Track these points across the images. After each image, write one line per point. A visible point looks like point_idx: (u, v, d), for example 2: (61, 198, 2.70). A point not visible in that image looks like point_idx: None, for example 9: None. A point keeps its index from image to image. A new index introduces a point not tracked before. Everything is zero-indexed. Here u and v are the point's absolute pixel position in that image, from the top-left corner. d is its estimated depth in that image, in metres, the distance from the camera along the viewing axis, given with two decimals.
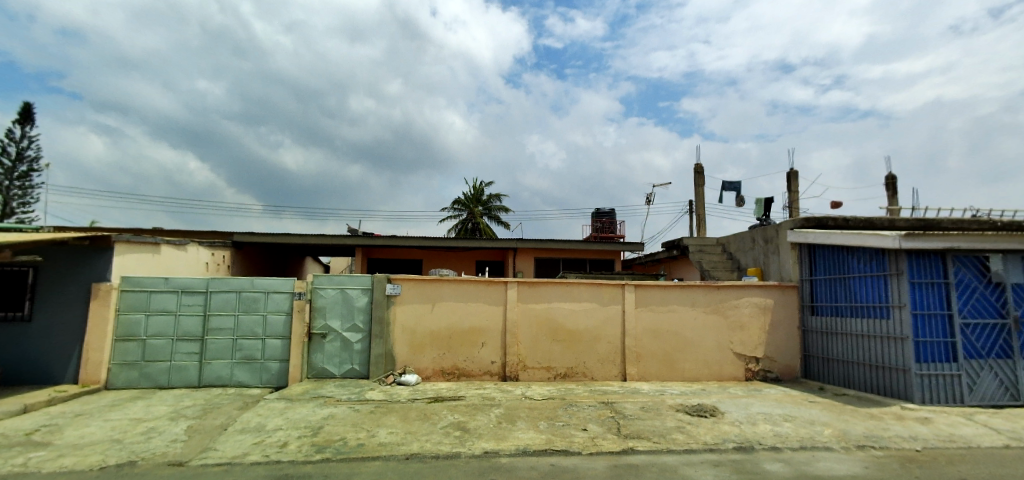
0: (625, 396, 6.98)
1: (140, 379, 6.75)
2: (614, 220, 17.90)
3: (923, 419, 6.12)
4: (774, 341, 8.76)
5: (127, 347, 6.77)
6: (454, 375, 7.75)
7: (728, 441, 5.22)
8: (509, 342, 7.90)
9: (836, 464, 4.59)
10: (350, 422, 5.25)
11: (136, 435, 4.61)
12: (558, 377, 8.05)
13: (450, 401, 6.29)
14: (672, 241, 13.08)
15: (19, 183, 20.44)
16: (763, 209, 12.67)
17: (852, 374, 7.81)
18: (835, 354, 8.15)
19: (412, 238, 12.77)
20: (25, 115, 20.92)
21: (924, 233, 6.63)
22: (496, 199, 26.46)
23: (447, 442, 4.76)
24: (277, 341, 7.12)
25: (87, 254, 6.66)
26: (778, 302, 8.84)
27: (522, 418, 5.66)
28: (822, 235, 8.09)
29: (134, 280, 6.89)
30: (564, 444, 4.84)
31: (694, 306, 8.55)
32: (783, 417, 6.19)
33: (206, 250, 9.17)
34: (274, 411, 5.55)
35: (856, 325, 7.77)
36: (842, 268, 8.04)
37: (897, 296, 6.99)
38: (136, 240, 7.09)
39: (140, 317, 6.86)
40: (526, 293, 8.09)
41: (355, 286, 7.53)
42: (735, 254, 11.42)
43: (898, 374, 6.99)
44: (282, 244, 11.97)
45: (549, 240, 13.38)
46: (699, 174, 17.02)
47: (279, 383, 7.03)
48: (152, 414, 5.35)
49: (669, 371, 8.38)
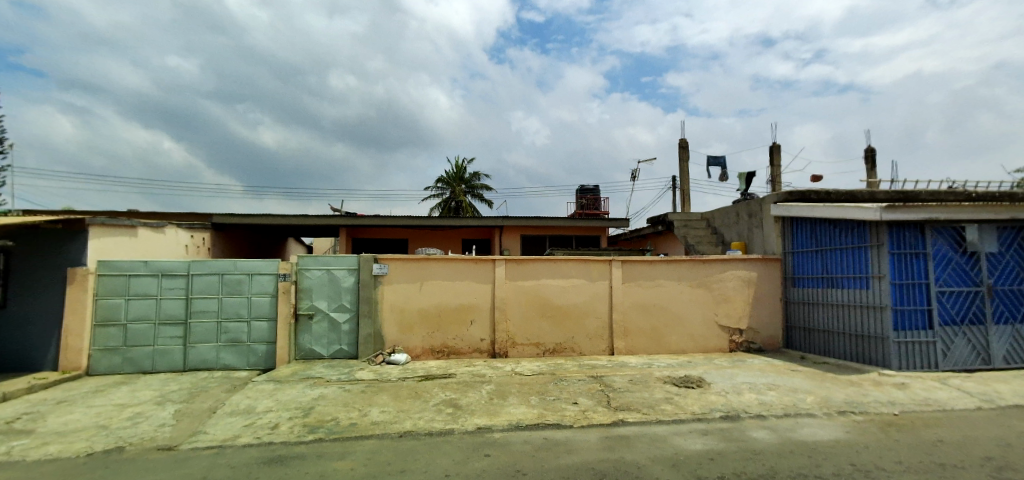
0: (613, 370, 7.08)
1: (123, 364, 6.54)
2: (599, 197, 17.90)
3: (900, 384, 6.36)
4: (758, 313, 8.96)
5: (107, 332, 6.52)
6: (444, 353, 7.75)
7: (715, 410, 5.37)
8: (498, 319, 7.91)
9: (819, 429, 4.76)
10: (342, 402, 5.22)
11: (122, 420, 4.52)
12: (547, 353, 8.12)
13: (441, 379, 6.30)
14: (658, 217, 13.11)
15: None
16: (745, 184, 12.77)
17: (833, 343, 8.06)
18: (816, 324, 8.38)
19: (398, 217, 12.59)
20: None
21: (904, 205, 6.74)
22: (479, 178, 26.17)
23: (440, 419, 4.78)
24: (264, 323, 7.00)
25: (59, 239, 6.31)
26: (762, 275, 9.01)
27: (514, 393, 5.71)
28: (806, 208, 8.19)
29: (112, 263, 6.60)
30: (555, 418, 4.91)
31: (681, 281, 8.65)
32: (767, 386, 6.36)
33: (185, 232, 8.86)
34: (264, 392, 5.50)
35: (836, 296, 7.98)
36: (824, 240, 8.18)
37: (877, 267, 7.16)
38: (112, 223, 6.74)
39: (120, 301, 6.60)
40: (515, 270, 8.07)
41: (342, 267, 7.41)
42: (720, 229, 11.57)
43: (876, 343, 7.24)
44: (263, 225, 11.67)
45: (536, 218, 13.31)
46: (684, 149, 16.98)
47: (267, 365, 6.93)
48: (137, 399, 5.24)
49: (656, 344, 8.52)
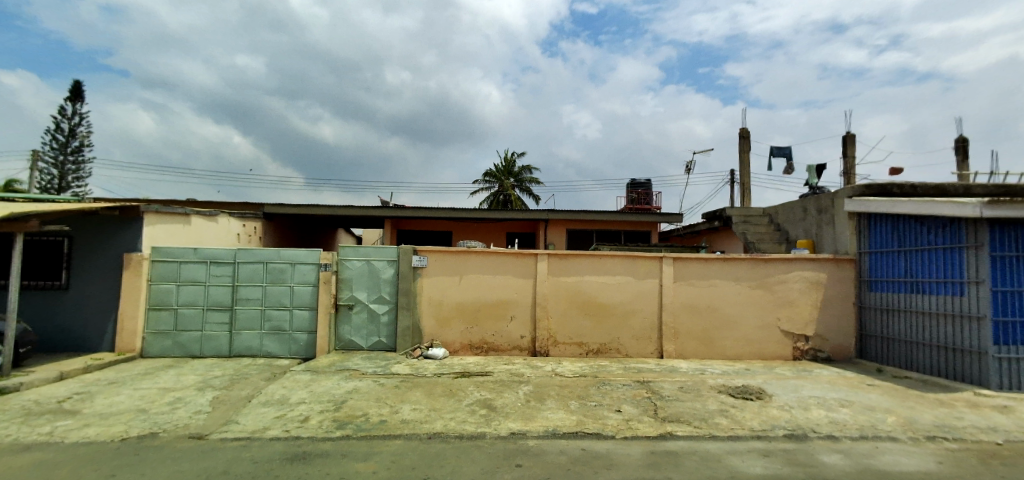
0: (661, 375, 6.55)
1: (174, 348, 6.81)
2: (649, 191, 17.04)
3: (1004, 407, 5.41)
4: (827, 318, 8.06)
5: (160, 316, 6.81)
6: (482, 349, 7.53)
7: (777, 427, 4.76)
8: (539, 316, 7.58)
9: (905, 458, 4.07)
10: (374, 396, 5.10)
11: (162, 405, 4.62)
12: (590, 353, 7.71)
13: (477, 377, 6.07)
14: (713, 212, 12.20)
15: (74, 158, 21.56)
16: (814, 178, 11.60)
17: (916, 356, 7.08)
18: (896, 333, 7.40)
19: (441, 209, 12.52)
20: (75, 93, 21.75)
21: (1012, 200, 5.70)
22: (525, 171, 25.82)
23: (471, 421, 4.52)
24: (304, 312, 7.06)
25: (117, 225, 6.63)
26: (832, 277, 8.09)
27: (552, 396, 5.36)
28: (886, 203, 7.22)
29: (164, 250, 6.86)
30: (595, 426, 4.51)
31: (738, 281, 7.93)
32: (839, 402, 5.61)
33: (237, 222, 9.17)
34: (300, 383, 5.48)
35: (921, 302, 6.98)
36: (908, 238, 7.17)
37: (975, 271, 6.15)
38: (165, 210, 7.00)
39: (172, 287, 6.87)
40: (557, 265, 7.70)
41: (381, 258, 7.34)
42: (784, 225, 10.56)
43: (971, 357, 6.25)
44: (312, 216, 11.96)
45: (581, 211, 12.81)
46: (744, 139, 15.73)
47: (307, 354, 7.00)
48: (181, 384, 5.38)
49: (709, 349, 7.87)
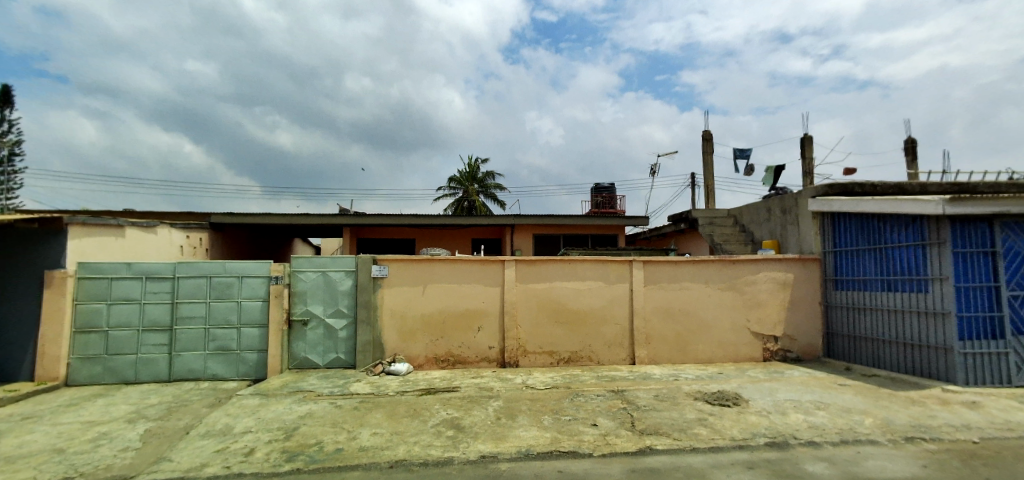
0: (636, 383, 6.34)
1: (104, 374, 6.11)
2: (615, 195, 17.09)
3: (971, 403, 5.48)
4: (795, 318, 8.10)
5: (87, 339, 6.10)
6: (448, 362, 7.15)
7: (758, 435, 4.60)
8: (508, 325, 7.27)
9: (889, 462, 3.96)
10: (329, 421, 4.64)
11: (82, 442, 4.01)
12: (561, 363, 7.44)
13: (443, 393, 5.68)
14: (680, 215, 12.26)
15: (1, 168, 19.79)
16: (773, 179, 11.84)
17: (883, 353, 7.17)
18: (862, 331, 7.50)
19: (404, 216, 12.06)
20: (4, 98, 20.02)
21: (971, 197, 5.84)
22: (491, 177, 25.59)
23: (437, 444, 4.15)
24: (254, 330, 6.50)
25: (36, 239, 5.90)
26: (799, 277, 8.15)
27: (524, 412, 5.05)
28: (850, 202, 7.32)
29: (93, 265, 6.17)
30: (571, 444, 4.22)
31: (708, 283, 7.87)
32: (815, 405, 5.54)
33: (180, 232, 8.48)
34: (246, 409, 4.95)
35: (886, 300, 7.09)
36: (872, 237, 7.27)
37: (938, 268, 6.26)
38: (95, 222, 6.31)
39: (102, 306, 6.17)
40: (526, 272, 7.42)
41: (338, 269, 6.87)
42: (749, 227, 10.68)
43: (937, 353, 6.36)
44: (264, 225, 11.27)
45: (549, 216, 12.62)
46: (707, 141, 16.00)
47: (258, 375, 6.44)
48: (109, 416, 4.75)
49: (682, 353, 7.76)
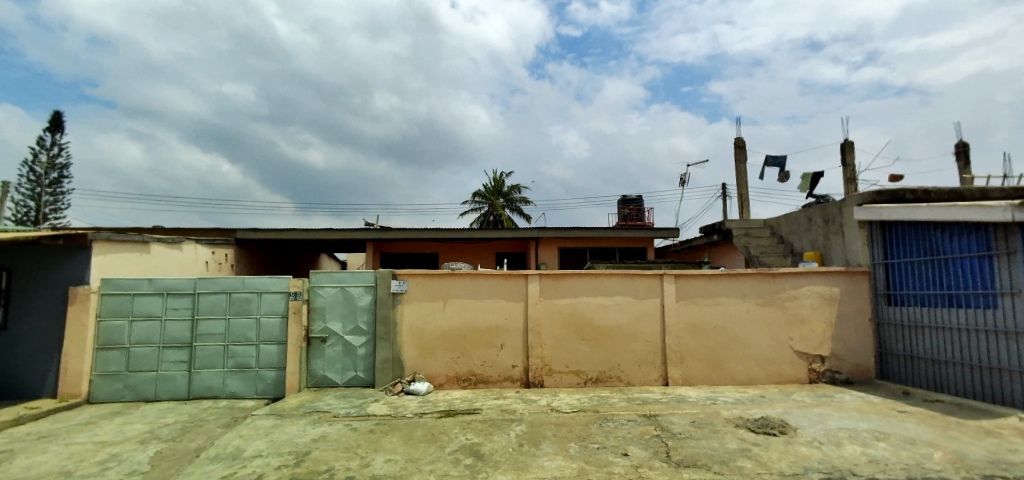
0: (670, 407, 5.89)
1: (124, 391, 6.11)
2: (642, 207, 16.62)
3: None
4: (843, 336, 7.47)
5: (109, 356, 6.13)
6: (470, 381, 6.86)
7: (810, 470, 4.11)
8: (531, 343, 6.95)
9: None
10: (343, 445, 4.41)
11: (91, 465, 3.90)
12: (589, 383, 7.05)
13: (463, 416, 5.39)
14: (711, 226, 11.72)
15: (52, 189, 20.98)
16: (809, 187, 11.21)
17: (946, 375, 6.48)
18: (921, 350, 6.82)
19: (426, 230, 11.96)
20: (55, 123, 21.30)
21: None
22: (515, 191, 25.49)
23: (454, 474, 3.85)
24: (272, 347, 6.41)
25: (62, 255, 6.00)
26: (846, 291, 7.54)
27: (548, 438, 4.70)
28: (902, 210, 6.74)
29: (116, 282, 6.24)
30: (600, 476, 3.84)
31: (745, 298, 7.36)
32: (873, 435, 4.97)
33: (206, 249, 8.59)
34: (260, 430, 4.79)
35: (948, 317, 6.43)
36: (929, 247, 6.65)
37: (1008, 281, 5.63)
38: (119, 238, 6.40)
39: (124, 323, 6.21)
40: (550, 287, 7.11)
41: (357, 284, 6.73)
42: (788, 238, 10.07)
43: (1011, 376, 5.67)
44: (289, 240, 11.37)
45: (574, 229, 12.29)
46: (738, 149, 15.40)
47: (275, 394, 6.32)
48: (123, 435, 4.66)
49: (718, 374, 7.24)
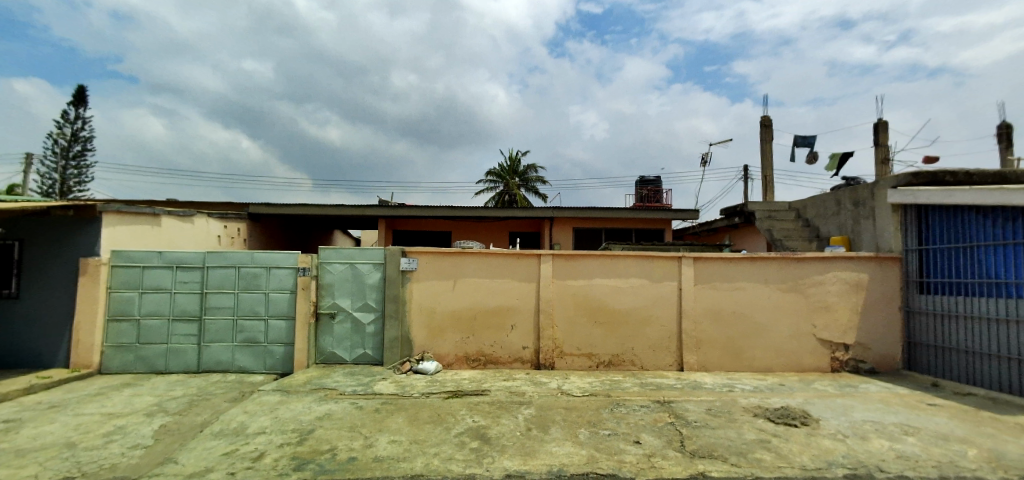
0: (684, 394, 5.68)
1: (136, 363, 6.15)
2: (661, 188, 16.13)
3: None
4: (870, 325, 7.11)
5: (120, 328, 6.16)
6: (479, 362, 6.75)
7: (835, 465, 3.88)
8: (542, 324, 6.78)
9: None
10: (347, 424, 4.33)
11: (96, 437, 3.89)
12: (601, 366, 6.87)
13: (471, 397, 5.27)
14: (733, 208, 11.25)
15: (75, 162, 21.36)
16: (838, 167, 10.61)
17: (978, 368, 6.11)
18: (952, 342, 6.44)
19: (439, 208, 11.77)
20: (78, 97, 21.52)
21: None
22: (530, 170, 25.06)
23: (459, 457, 3.73)
24: (281, 322, 6.36)
25: (72, 227, 5.98)
26: (876, 278, 7.14)
27: (558, 423, 4.55)
28: (941, 193, 6.26)
29: (126, 254, 6.21)
30: (610, 465, 3.68)
31: (767, 283, 7.03)
32: (902, 429, 4.70)
33: (217, 223, 8.53)
34: (265, 406, 4.74)
35: (984, 307, 6.02)
36: (968, 233, 6.21)
37: None
38: (129, 210, 6.35)
39: (134, 295, 6.21)
40: (562, 268, 6.88)
41: (365, 261, 6.60)
42: (815, 221, 9.59)
43: None
44: (302, 216, 11.31)
45: (589, 209, 11.95)
46: (765, 128, 14.70)
47: (284, 369, 6.31)
48: (131, 407, 4.67)
49: (735, 360, 6.98)
